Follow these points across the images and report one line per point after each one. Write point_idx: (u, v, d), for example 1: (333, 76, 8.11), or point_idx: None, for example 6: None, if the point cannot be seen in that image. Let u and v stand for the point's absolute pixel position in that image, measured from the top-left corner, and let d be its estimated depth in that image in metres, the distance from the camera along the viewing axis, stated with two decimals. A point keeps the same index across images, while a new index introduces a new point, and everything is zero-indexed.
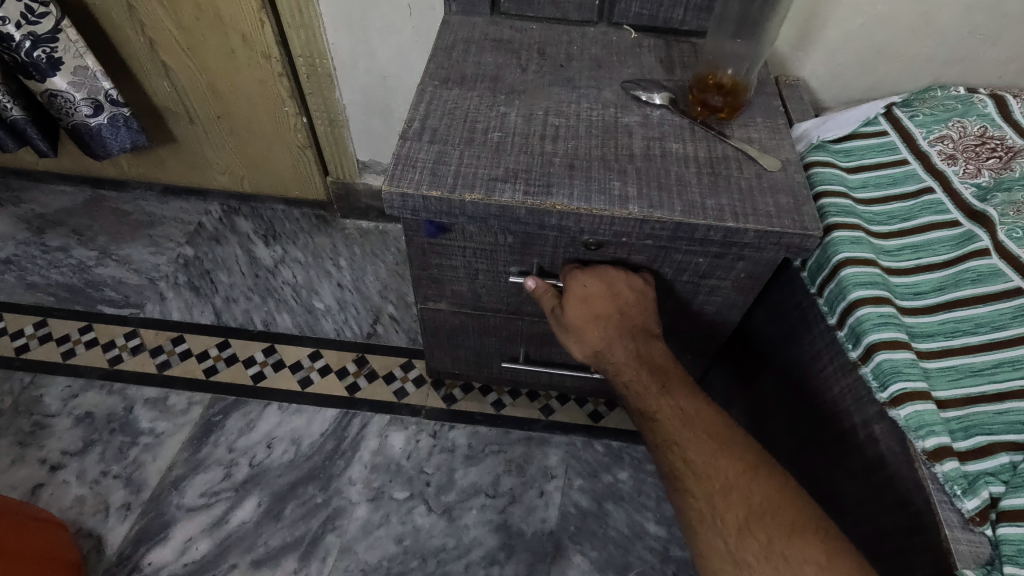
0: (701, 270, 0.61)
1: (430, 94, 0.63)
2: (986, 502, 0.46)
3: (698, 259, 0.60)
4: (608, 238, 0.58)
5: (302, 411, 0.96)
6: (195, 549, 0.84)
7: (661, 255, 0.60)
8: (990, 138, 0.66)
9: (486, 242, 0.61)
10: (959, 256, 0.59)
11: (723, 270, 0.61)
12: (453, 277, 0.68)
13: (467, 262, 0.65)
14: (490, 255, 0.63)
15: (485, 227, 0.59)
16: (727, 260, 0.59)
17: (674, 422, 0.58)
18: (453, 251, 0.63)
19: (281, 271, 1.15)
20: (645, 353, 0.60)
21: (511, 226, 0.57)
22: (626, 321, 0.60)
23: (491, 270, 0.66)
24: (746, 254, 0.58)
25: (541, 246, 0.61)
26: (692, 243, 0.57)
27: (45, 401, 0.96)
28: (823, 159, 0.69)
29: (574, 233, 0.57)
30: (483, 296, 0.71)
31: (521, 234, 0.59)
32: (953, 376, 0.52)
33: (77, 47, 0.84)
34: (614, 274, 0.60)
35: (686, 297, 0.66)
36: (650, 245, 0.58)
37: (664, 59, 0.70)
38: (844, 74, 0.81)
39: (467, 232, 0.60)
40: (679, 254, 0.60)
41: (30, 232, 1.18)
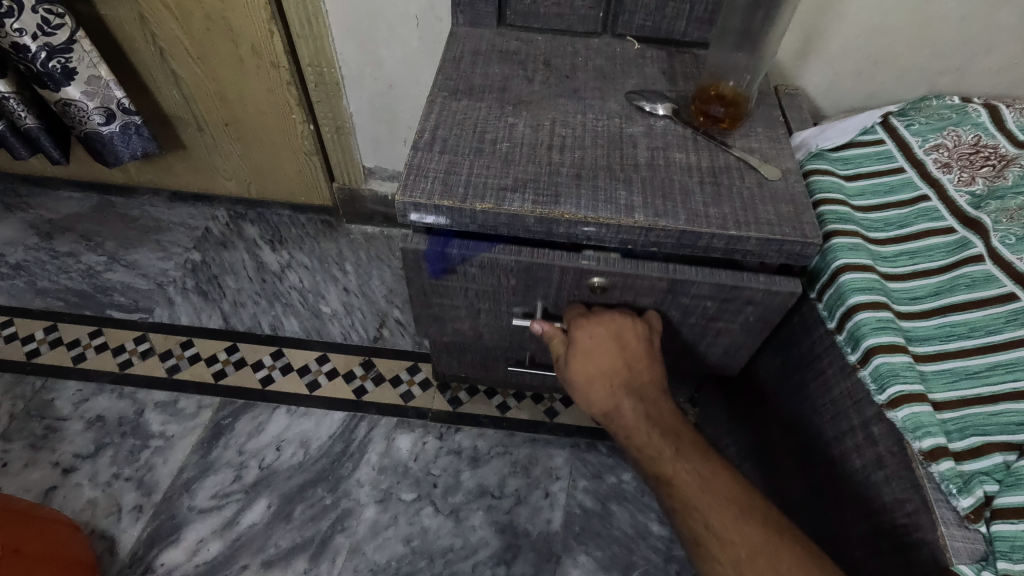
0: (709, 313, 0.63)
1: (440, 105, 0.65)
2: (980, 500, 0.47)
3: (706, 302, 0.61)
4: (614, 278, 0.59)
5: (310, 414, 0.98)
6: (206, 550, 0.85)
7: (668, 298, 0.61)
8: (984, 147, 0.69)
9: (488, 284, 0.63)
10: (954, 262, 0.61)
11: (731, 313, 0.62)
12: (455, 314, 0.70)
13: (469, 302, 0.67)
14: (492, 296, 0.65)
15: (489, 270, 0.61)
16: (736, 304, 0.60)
17: (692, 486, 0.56)
18: (453, 292, 0.65)
19: (288, 276, 1.16)
20: (655, 412, 0.60)
21: (520, 263, 0.59)
22: (632, 373, 0.61)
23: (494, 309, 0.68)
24: (755, 298, 0.59)
25: (542, 289, 0.63)
26: (703, 284, 0.58)
27: (57, 405, 0.98)
28: (822, 167, 0.71)
29: (581, 270, 0.59)
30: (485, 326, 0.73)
31: (523, 273, 0.60)
32: (949, 379, 0.54)
33: (91, 58, 0.86)
34: (621, 323, 0.61)
35: (694, 338, 0.68)
36: (661, 287, 0.60)
37: (666, 70, 0.72)
38: (842, 83, 0.83)
39: (469, 274, 0.62)
40: (687, 297, 0.61)
41: (39, 238, 1.19)
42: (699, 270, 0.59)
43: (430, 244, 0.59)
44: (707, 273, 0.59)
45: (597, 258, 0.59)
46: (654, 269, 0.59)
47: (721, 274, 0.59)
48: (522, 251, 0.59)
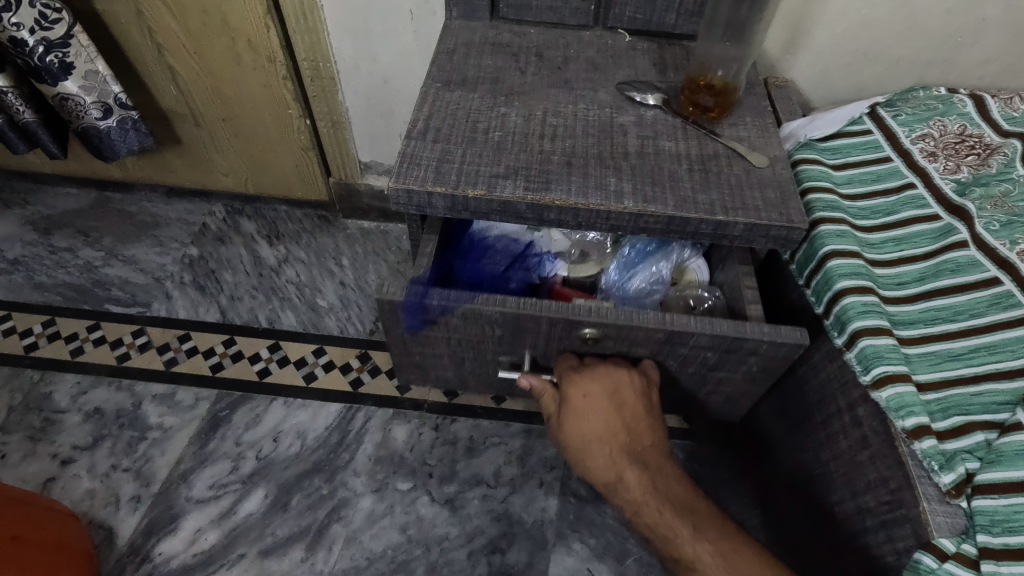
0: (711, 362, 0.63)
1: (433, 95, 0.66)
2: (962, 477, 0.48)
3: (706, 352, 0.61)
4: (609, 330, 0.60)
5: (307, 406, 0.99)
6: (204, 539, 0.86)
7: (665, 347, 0.62)
8: (970, 136, 0.70)
9: (473, 333, 0.64)
10: (939, 248, 0.62)
11: (734, 363, 0.63)
12: (437, 359, 0.73)
13: (453, 349, 0.69)
14: (478, 345, 0.67)
15: (480, 319, 0.61)
16: (739, 354, 0.61)
17: (717, 569, 0.55)
18: (437, 338, 0.67)
19: (285, 270, 1.17)
20: (663, 484, 0.61)
21: (506, 314, 0.59)
22: (633, 437, 0.62)
23: (480, 357, 0.70)
24: (759, 349, 0.59)
25: (530, 337, 0.64)
26: (703, 335, 0.59)
27: (55, 397, 0.99)
28: (811, 156, 0.72)
29: (573, 322, 0.59)
30: (467, 371, 0.76)
31: (510, 324, 0.61)
32: (933, 361, 0.55)
33: (88, 52, 0.86)
34: (615, 379, 0.62)
35: (694, 383, 0.69)
36: (658, 336, 0.60)
37: (657, 62, 0.73)
38: (831, 75, 0.85)
39: (452, 323, 0.63)
40: (685, 347, 0.61)
41: (37, 234, 1.20)
42: (696, 321, 0.59)
43: (409, 293, 0.60)
44: (705, 324, 0.59)
45: (588, 308, 0.60)
46: (648, 319, 0.59)
47: (721, 325, 0.58)
48: (508, 302, 0.60)
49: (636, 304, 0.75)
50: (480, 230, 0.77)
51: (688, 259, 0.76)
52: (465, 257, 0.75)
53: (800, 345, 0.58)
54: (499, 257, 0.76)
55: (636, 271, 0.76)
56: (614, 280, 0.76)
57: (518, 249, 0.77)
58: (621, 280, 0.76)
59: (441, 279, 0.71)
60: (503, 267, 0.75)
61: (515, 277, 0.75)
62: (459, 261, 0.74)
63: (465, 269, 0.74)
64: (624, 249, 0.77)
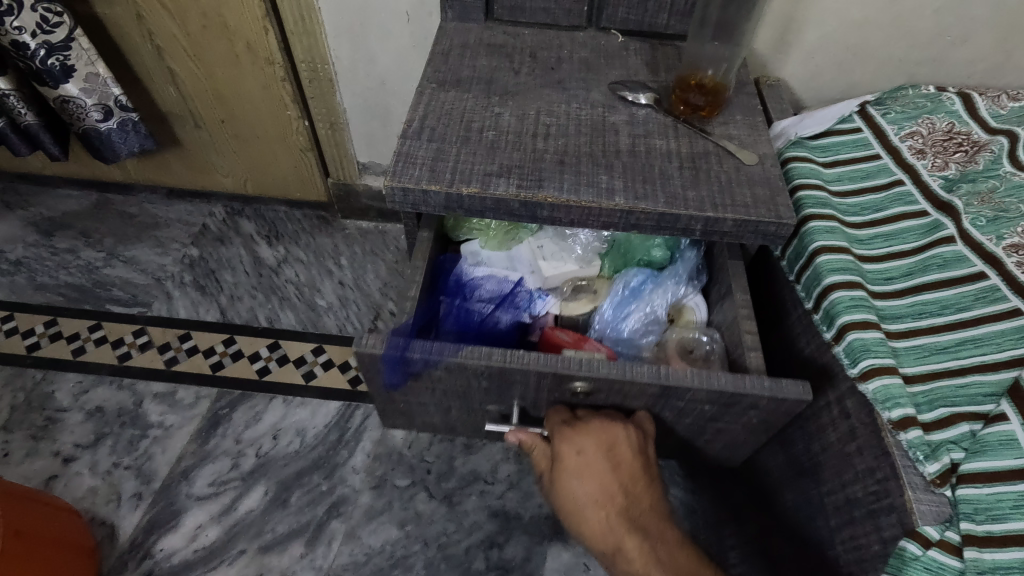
0: (708, 413, 0.62)
1: (429, 96, 0.67)
2: (947, 466, 0.49)
3: (704, 404, 0.60)
4: (601, 384, 0.59)
5: (306, 404, 1.00)
6: (204, 536, 0.87)
7: (660, 400, 0.61)
8: (958, 133, 0.71)
9: (459, 382, 0.64)
10: (927, 243, 0.63)
11: (733, 415, 0.62)
12: (422, 403, 0.72)
13: (439, 395, 0.69)
14: (465, 393, 0.67)
15: (468, 372, 0.61)
16: (738, 407, 0.59)
17: None
18: (423, 387, 0.67)
19: (285, 270, 1.18)
20: (663, 551, 0.59)
21: (492, 367, 0.59)
22: (629, 499, 0.61)
23: (466, 404, 0.70)
24: (758, 404, 0.58)
25: (518, 388, 0.63)
26: (699, 391, 0.57)
27: (57, 396, 1.00)
28: (801, 154, 0.73)
29: (565, 377, 0.59)
30: (454, 414, 0.75)
31: (496, 375, 0.60)
32: (920, 354, 0.56)
33: (89, 55, 0.88)
34: (610, 435, 0.62)
35: (690, 431, 0.68)
36: (653, 390, 0.59)
37: (648, 61, 0.74)
38: (821, 74, 0.86)
39: (437, 373, 0.62)
40: (681, 400, 0.60)
41: (38, 235, 1.21)
42: (692, 374, 0.58)
43: (390, 347, 0.59)
44: (702, 378, 0.57)
45: (579, 361, 0.59)
46: (642, 373, 0.58)
47: (718, 378, 0.57)
48: (494, 355, 0.59)
49: (631, 346, 0.75)
50: (469, 269, 0.77)
51: (687, 297, 0.75)
52: (452, 295, 0.75)
53: (801, 401, 0.56)
54: (486, 296, 0.76)
55: (630, 312, 0.75)
56: (608, 317, 0.76)
57: (507, 288, 0.77)
58: (615, 319, 0.75)
59: (423, 329, 0.71)
60: (491, 306, 0.75)
61: (504, 317, 0.75)
62: (445, 299, 0.75)
63: (452, 308, 0.75)
64: (618, 287, 0.76)
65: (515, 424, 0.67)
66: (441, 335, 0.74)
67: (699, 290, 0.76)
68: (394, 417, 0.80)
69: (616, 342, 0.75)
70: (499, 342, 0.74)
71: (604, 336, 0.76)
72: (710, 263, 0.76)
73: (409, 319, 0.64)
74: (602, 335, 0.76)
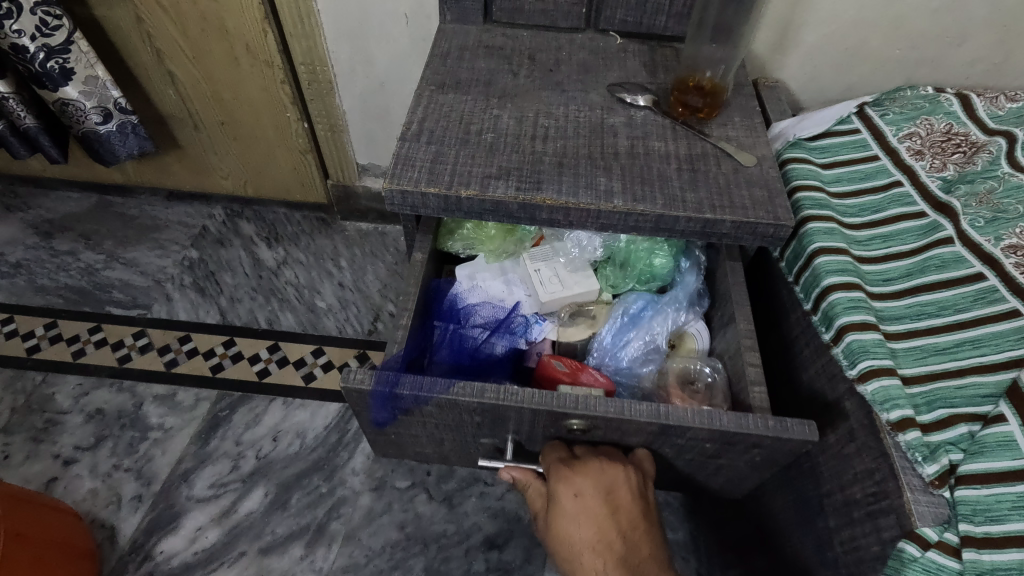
0: (709, 450, 0.59)
1: (428, 98, 0.67)
2: (945, 467, 0.49)
3: (705, 442, 0.57)
4: (598, 421, 0.56)
5: (306, 406, 1.00)
6: (204, 538, 0.87)
7: (659, 437, 0.58)
8: (956, 134, 0.71)
9: (450, 418, 0.60)
10: (926, 244, 0.63)
11: (735, 452, 0.59)
12: (414, 437, 0.69)
13: (431, 431, 0.65)
14: (457, 428, 0.63)
15: (457, 408, 0.57)
16: (740, 446, 0.56)
17: None
18: (413, 421, 0.63)
19: (284, 272, 1.18)
20: None
21: (484, 404, 0.56)
22: (629, 545, 0.56)
23: (459, 438, 0.67)
24: (762, 442, 0.55)
25: (512, 424, 0.60)
26: (700, 429, 0.54)
27: (57, 399, 1.00)
28: (800, 156, 0.73)
29: (560, 414, 0.56)
30: (446, 446, 0.72)
31: (489, 412, 0.57)
32: (919, 355, 0.56)
33: (88, 58, 0.88)
34: (610, 476, 0.58)
35: (690, 467, 0.65)
36: (652, 428, 0.56)
37: (647, 63, 0.74)
38: (820, 76, 0.86)
39: (427, 410, 0.59)
40: (681, 438, 0.57)
41: (39, 237, 1.22)
42: (694, 414, 0.54)
43: (378, 382, 0.56)
44: (705, 417, 0.54)
45: (575, 399, 0.56)
46: (642, 411, 0.55)
47: (721, 418, 0.54)
48: (486, 392, 0.56)
49: (630, 375, 0.71)
50: (463, 293, 0.73)
51: (688, 324, 0.72)
52: (447, 320, 0.72)
53: (808, 441, 0.53)
54: (481, 322, 0.72)
55: (630, 340, 0.71)
56: (606, 344, 0.71)
57: (502, 314, 0.73)
58: (614, 346, 0.71)
59: (415, 362, 0.66)
60: (486, 332, 0.72)
61: (499, 344, 0.71)
62: (440, 325, 0.72)
63: (445, 334, 0.71)
64: (618, 311, 0.72)
65: (506, 461, 0.64)
66: (433, 363, 0.70)
67: (700, 316, 0.73)
68: (385, 447, 0.76)
69: (616, 372, 0.71)
70: (493, 370, 0.70)
71: (604, 365, 0.71)
72: (711, 288, 0.73)
73: (399, 352, 0.61)
74: (600, 364, 0.71)
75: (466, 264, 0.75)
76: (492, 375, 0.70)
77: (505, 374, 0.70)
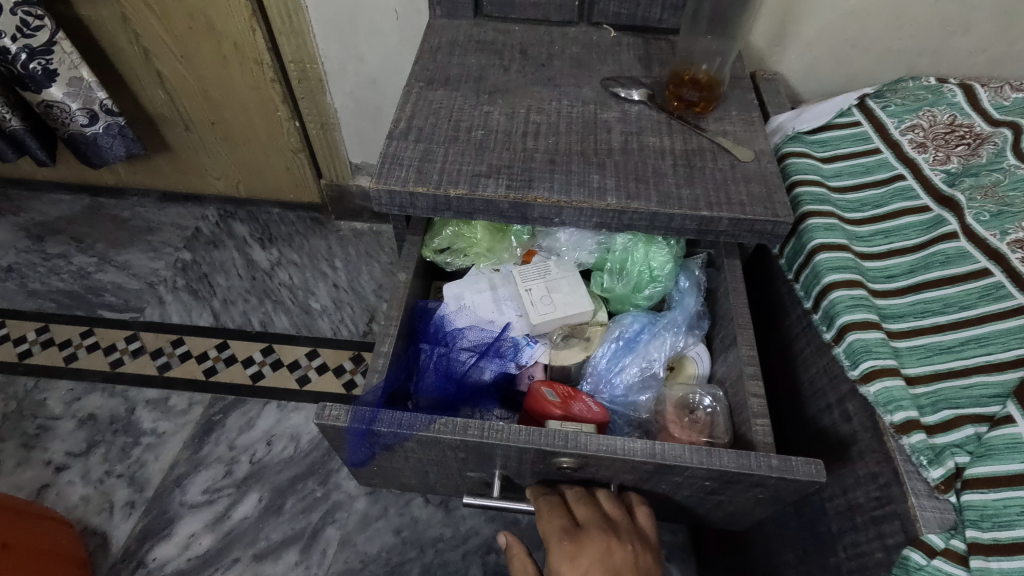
0: (709, 488, 0.55)
1: (416, 95, 0.65)
2: (951, 471, 0.47)
3: (704, 480, 0.53)
4: (590, 460, 0.52)
5: (300, 409, 0.99)
6: (198, 544, 0.86)
7: (656, 476, 0.54)
8: (960, 126, 0.69)
9: (433, 454, 0.57)
10: (929, 240, 0.61)
11: (737, 490, 0.55)
12: (400, 472, 0.65)
13: (414, 466, 0.62)
14: (441, 463, 0.59)
15: (439, 445, 0.54)
16: (742, 484, 0.52)
17: None
18: (395, 455, 0.59)
19: (278, 273, 1.17)
20: None
21: (467, 442, 0.52)
22: None
23: (445, 473, 0.63)
24: (765, 482, 0.51)
25: (499, 460, 0.56)
26: (700, 469, 0.51)
27: (49, 404, 0.99)
28: (799, 149, 0.71)
29: (550, 453, 0.52)
30: (432, 478, 0.66)
31: (473, 449, 0.53)
32: (923, 354, 0.54)
33: (72, 59, 0.86)
34: (618, 554, 0.51)
35: (691, 502, 0.61)
36: (648, 467, 0.52)
37: (642, 57, 0.72)
38: (819, 68, 0.84)
39: (408, 446, 0.55)
40: (680, 476, 0.53)
41: (30, 241, 1.20)
42: (692, 451, 0.51)
43: (353, 419, 0.52)
44: (704, 455, 0.51)
45: (565, 435, 0.52)
46: (636, 449, 0.51)
47: (720, 456, 0.50)
48: (470, 429, 0.52)
49: (626, 404, 0.68)
50: (451, 314, 0.70)
51: (688, 347, 0.69)
52: (433, 342, 0.69)
53: (815, 482, 0.49)
54: (469, 346, 0.69)
55: (625, 365, 0.67)
56: (600, 369, 0.68)
57: (491, 336, 0.69)
58: (608, 371, 0.68)
59: (400, 389, 0.63)
60: (473, 357, 0.68)
61: (488, 369, 0.68)
62: (426, 347, 0.69)
63: (431, 358, 0.68)
64: (613, 334, 0.69)
65: (493, 498, 0.59)
66: (418, 390, 0.67)
67: (700, 339, 0.69)
68: (368, 478, 0.70)
69: (610, 400, 0.68)
70: (480, 398, 0.68)
71: (598, 392, 0.68)
72: (712, 309, 0.70)
73: (379, 382, 0.57)
74: (594, 391, 0.68)
75: (454, 283, 0.72)
76: (479, 403, 0.67)
77: (493, 401, 0.68)
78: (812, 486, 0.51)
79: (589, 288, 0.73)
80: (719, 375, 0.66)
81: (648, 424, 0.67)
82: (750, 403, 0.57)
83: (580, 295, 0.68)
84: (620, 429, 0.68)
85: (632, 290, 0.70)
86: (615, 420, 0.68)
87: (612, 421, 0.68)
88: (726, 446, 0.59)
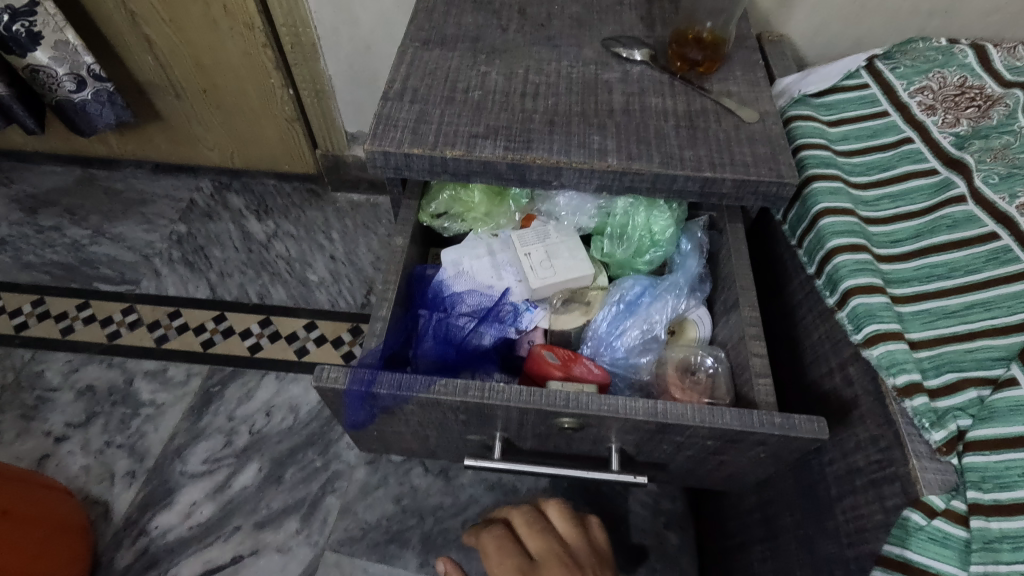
0: (711, 448, 0.55)
1: (412, 55, 0.63)
2: (953, 433, 0.47)
3: (706, 440, 0.53)
4: (591, 421, 0.52)
5: (299, 380, 0.98)
6: (199, 513, 0.86)
7: (657, 436, 0.54)
8: (971, 88, 0.67)
9: (432, 417, 0.56)
10: (936, 204, 0.60)
11: (739, 450, 0.55)
12: (400, 436, 0.65)
13: (414, 429, 0.61)
14: (440, 426, 0.59)
15: (438, 407, 0.53)
16: (744, 444, 0.52)
17: None
18: (394, 419, 0.58)
19: (275, 244, 1.15)
20: None
21: (467, 404, 0.52)
22: None
23: (445, 436, 0.62)
24: (767, 441, 0.51)
25: (499, 422, 0.55)
26: (702, 428, 0.50)
27: (46, 376, 0.98)
28: (804, 113, 0.70)
29: (552, 413, 0.51)
30: (432, 443, 0.66)
31: (473, 411, 0.53)
32: (928, 318, 0.53)
33: (56, 21, 0.84)
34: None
35: (692, 465, 0.61)
36: (649, 427, 0.52)
37: (644, 16, 0.70)
38: (827, 29, 0.82)
39: (407, 408, 0.55)
40: (681, 436, 0.53)
41: (23, 213, 1.19)
42: (694, 410, 0.50)
43: (352, 381, 0.52)
44: (706, 414, 0.50)
45: (566, 396, 0.52)
46: (638, 409, 0.51)
47: (723, 415, 0.50)
48: (470, 391, 0.52)
49: (627, 366, 0.67)
50: (450, 278, 0.69)
51: (688, 311, 0.68)
52: (432, 308, 0.68)
53: (817, 439, 0.49)
54: (468, 311, 0.68)
55: (626, 328, 0.66)
56: (601, 333, 0.67)
57: (491, 301, 0.68)
58: (609, 334, 0.67)
59: (399, 353, 0.63)
60: (473, 322, 0.67)
61: (487, 334, 0.67)
62: (424, 313, 0.68)
63: (430, 323, 0.67)
64: (613, 298, 0.68)
65: (496, 461, 0.59)
66: (418, 354, 0.66)
67: (702, 302, 0.69)
68: (368, 442, 0.70)
69: (611, 362, 0.67)
70: (481, 361, 0.67)
71: (598, 356, 0.67)
72: (715, 271, 0.69)
73: (378, 345, 0.57)
74: (594, 354, 0.67)
75: (452, 249, 0.70)
76: (479, 367, 0.67)
77: (493, 364, 0.68)
78: (815, 444, 0.51)
79: (589, 254, 0.71)
80: (721, 339, 0.66)
81: (649, 386, 0.67)
82: (751, 369, 0.57)
83: (581, 259, 0.67)
84: (621, 391, 0.67)
85: (632, 255, 0.69)
86: (616, 382, 0.67)
87: (613, 384, 0.67)
88: (728, 406, 0.59)
